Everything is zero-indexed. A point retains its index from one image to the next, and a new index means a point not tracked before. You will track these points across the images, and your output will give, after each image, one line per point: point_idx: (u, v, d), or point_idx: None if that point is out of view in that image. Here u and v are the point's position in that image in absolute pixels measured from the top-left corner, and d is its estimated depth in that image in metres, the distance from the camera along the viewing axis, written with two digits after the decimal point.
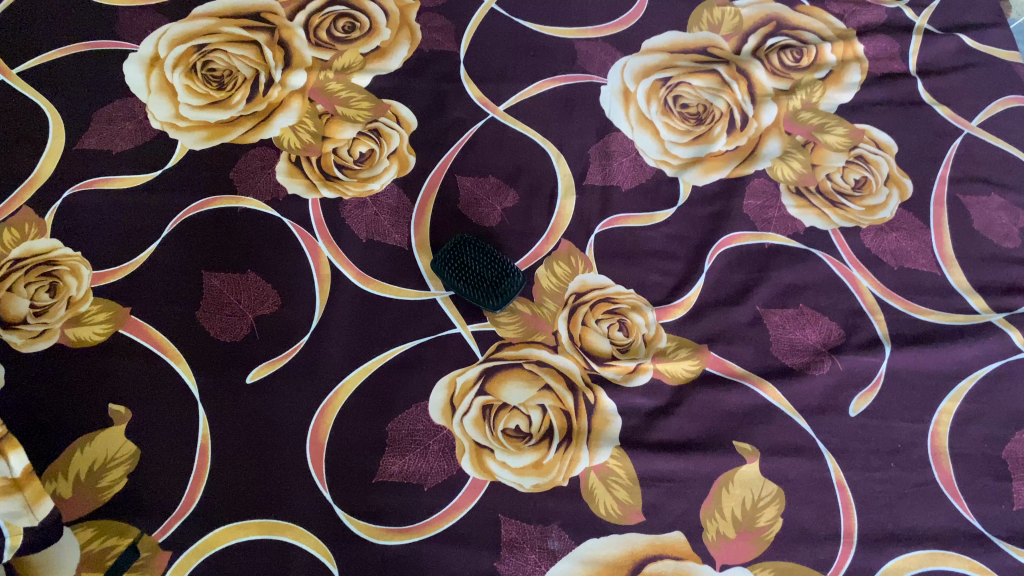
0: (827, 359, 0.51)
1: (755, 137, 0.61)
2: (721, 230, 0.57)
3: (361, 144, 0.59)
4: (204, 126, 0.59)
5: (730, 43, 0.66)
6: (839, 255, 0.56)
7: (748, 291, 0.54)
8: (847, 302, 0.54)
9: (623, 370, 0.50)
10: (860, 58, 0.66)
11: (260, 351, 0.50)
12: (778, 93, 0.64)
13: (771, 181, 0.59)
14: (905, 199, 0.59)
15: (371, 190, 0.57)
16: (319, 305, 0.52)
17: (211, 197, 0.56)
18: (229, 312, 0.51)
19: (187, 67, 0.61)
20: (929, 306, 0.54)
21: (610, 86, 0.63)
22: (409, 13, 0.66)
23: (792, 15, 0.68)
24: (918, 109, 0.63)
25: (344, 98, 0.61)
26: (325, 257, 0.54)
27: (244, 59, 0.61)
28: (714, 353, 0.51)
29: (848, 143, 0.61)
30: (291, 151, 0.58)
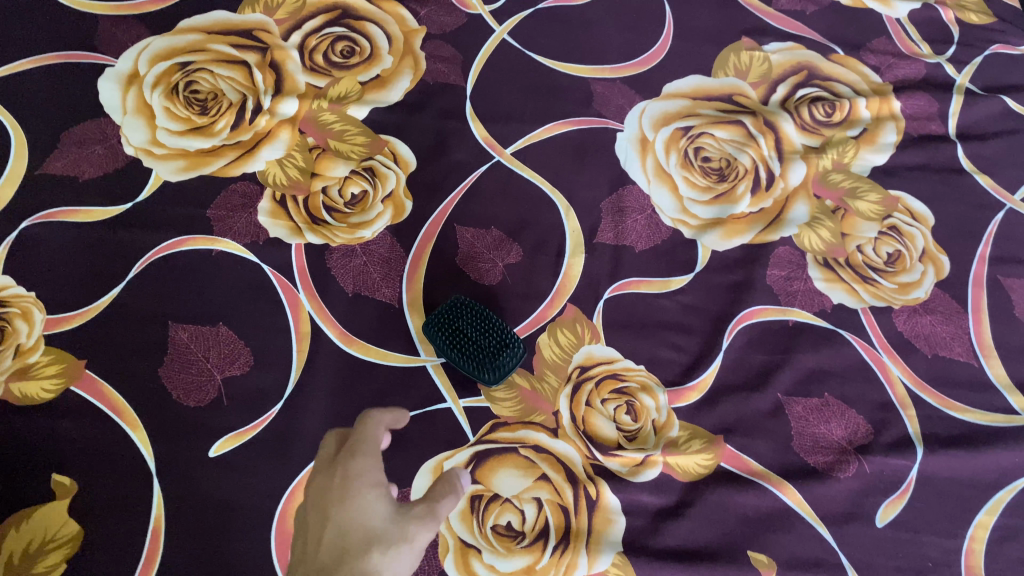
0: (853, 460, 0.47)
1: (781, 198, 0.56)
2: (742, 303, 0.52)
3: (353, 185, 0.53)
4: (183, 155, 0.54)
5: (757, 91, 0.61)
6: (868, 338, 0.51)
7: (769, 375, 0.49)
8: (877, 394, 0.49)
9: (630, 462, 0.46)
10: (896, 116, 0.61)
11: (229, 420, 0.45)
12: (808, 150, 0.59)
13: (798, 250, 0.54)
14: (941, 278, 0.54)
15: (360, 237, 0.52)
16: (296, 369, 0.47)
17: (184, 236, 0.51)
18: (194, 371, 0.46)
19: (167, 87, 0.55)
20: (965, 403, 0.50)
21: (626, 133, 0.58)
22: (414, 40, 0.60)
23: (825, 64, 0.64)
24: (957, 177, 0.59)
25: (337, 131, 0.56)
26: (306, 312, 0.49)
27: (231, 82, 0.56)
28: (730, 447, 0.47)
29: (882, 211, 0.56)
30: (276, 188, 0.53)
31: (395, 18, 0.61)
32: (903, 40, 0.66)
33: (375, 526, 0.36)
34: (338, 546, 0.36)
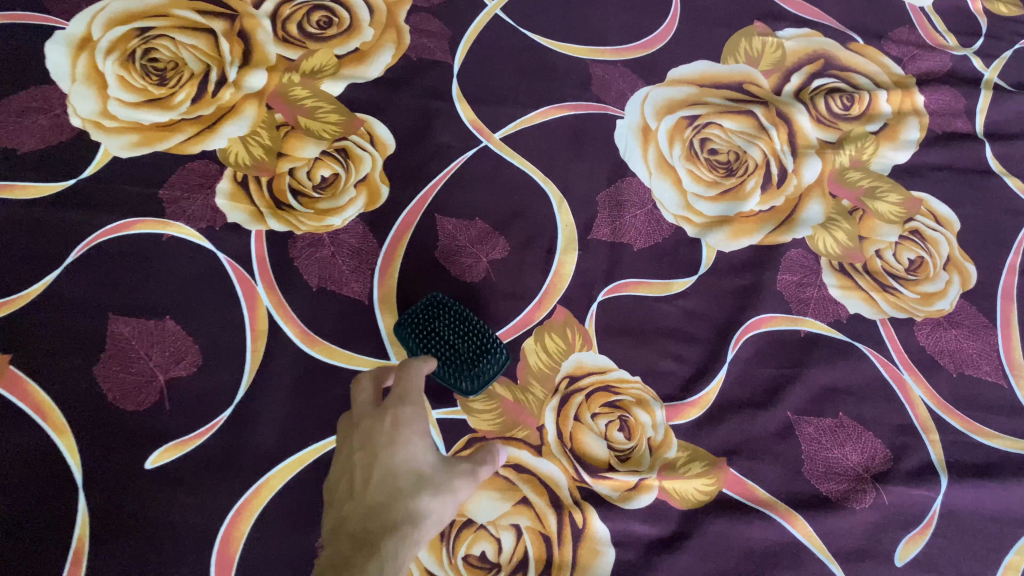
0: (870, 489, 0.42)
1: (794, 196, 0.51)
2: (750, 310, 0.47)
3: (323, 167, 0.48)
4: (136, 129, 0.49)
5: (770, 80, 0.57)
6: (888, 352, 0.47)
7: (779, 392, 0.44)
8: (897, 416, 0.44)
9: (621, 486, 0.41)
10: (919, 112, 0.56)
11: (171, 427, 0.40)
12: (823, 145, 0.54)
13: (812, 253, 0.50)
14: (968, 289, 0.49)
15: (329, 225, 0.47)
16: (250, 372, 0.42)
17: (132, 218, 0.46)
18: (135, 371, 0.41)
19: (123, 53, 0.50)
20: (993, 428, 0.45)
21: (627, 121, 0.53)
22: (398, 12, 0.55)
23: (844, 53, 0.59)
24: (986, 179, 0.54)
25: (309, 108, 0.50)
26: (264, 307, 0.44)
27: (194, 51, 0.51)
28: (734, 471, 0.42)
29: (903, 214, 0.52)
30: (237, 168, 0.48)
31: None
32: (928, 31, 0.61)
33: (423, 473, 0.37)
34: (386, 491, 0.36)
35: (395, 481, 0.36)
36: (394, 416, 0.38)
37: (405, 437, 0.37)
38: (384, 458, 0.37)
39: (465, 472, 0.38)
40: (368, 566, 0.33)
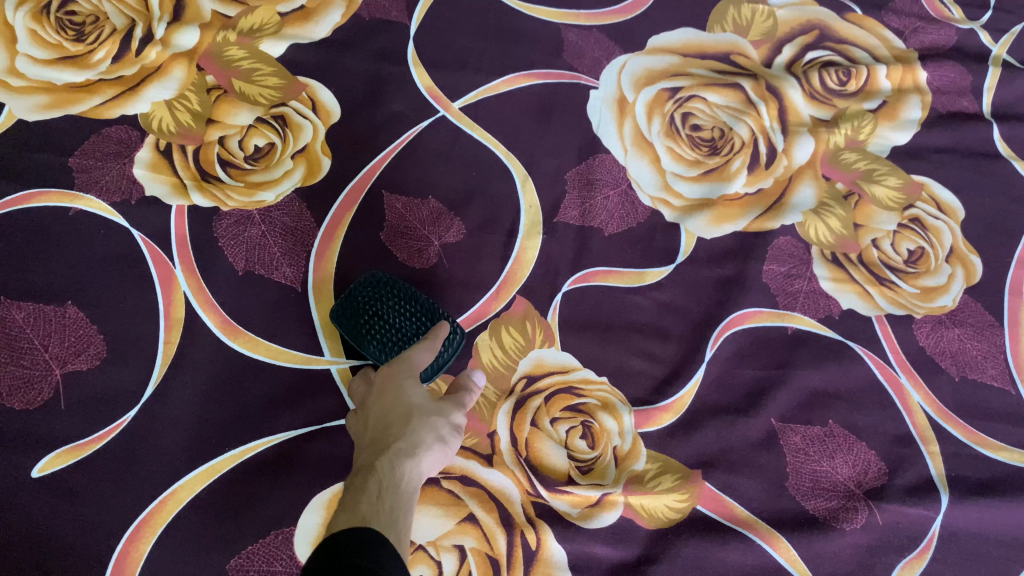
0: (862, 507, 0.37)
1: (783, 179, 0.46)
2: (731, 304, 0.42)
3: (257, 136, 0.43)
4: (47, 89, 0.43)
5: (759, 51, 0.51)
6: (883, 353, 0.42)
7: (762, 396, 0.40)
8: (893, 425, 0.40)
9: (582, 502, 0.36)
10: (921, 89, 0.51)
11: (67, 431, 0.35)
12: (817, 124, 0.49)
13: (802, 242, 0.45)
14: (972, 284, 0.45)
15: (261, 202, 0.41)
16: (160, 370, 0.37)
17: (36, 189, 0.40)
18: (26, 366, 0.35)
19: (37, 5, 0.44)
20: (1000, 439, 0.40)
21: (601, 92, 0.48)
22: None
23: (841, 24, 0.54)
24: (993, 164, 0.49)
25: (245, 70, 0.45)
26: (181, 292, 0.39)
27: (119, 4, 0.45)
28: (709, 486, 0.37)
29: (903, 200, 0.47)
30: (160, 136, 0.43)
31: None
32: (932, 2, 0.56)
33: (415, 399, 0.32)
34: (380, 424, 0.31)
35: (386, 413, 0.31)
36: (380, 373, 0.33)
37: (390, 380, 0.32)
38: (375, 403, 0.32)
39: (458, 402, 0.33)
40: (367, 483, 0.28)
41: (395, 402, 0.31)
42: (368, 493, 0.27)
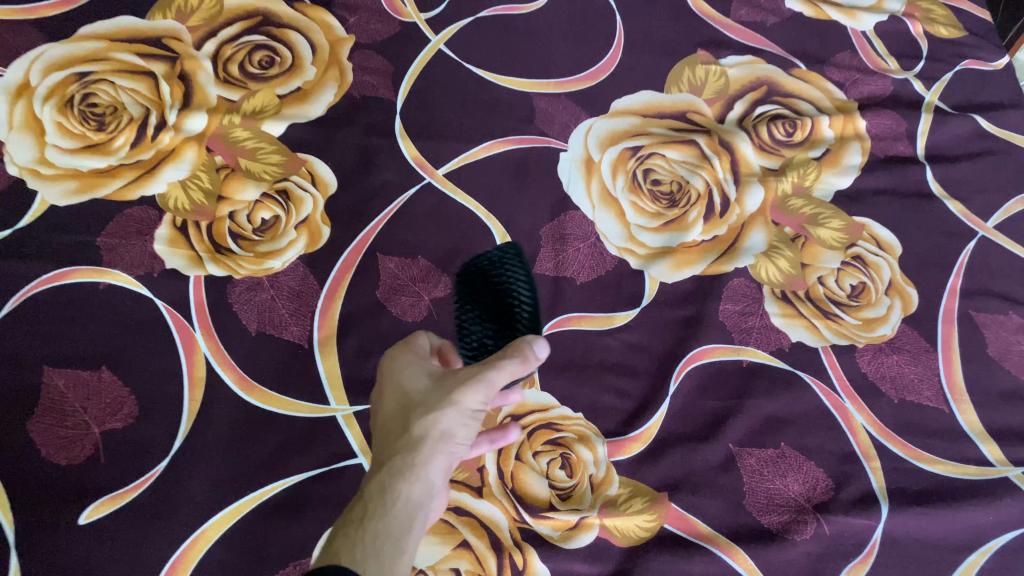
0: (811, 520, 0.42)
1: (737, 226, 0.51)
2: (692, 341, 0.47)
3: (263, 210, 0.48)
4: (74, 175, 0.49)
5: (712, 108, 0.57)
6: (829, 380, 0.47)
7: (720, 424, 0.45)
8: (839, 445, 0.45)
9: (562, 526, 0.41)
10: (861, 137, 0.57)
11: (107, 480, 0.40)
12: (766, 174, 0.54)
13: (754, 282, 0.50)
14: (909, 313, 0.50)
15: (269, 268, 0.46)
16: (186, 424, 0.42)
17: (69, 268, 0.45)
18: (69, 425, 0.40)
19: (61, 99, 0.50)
20: (935, 453, 0.45)
21: (570, 154, 0.53)
22: (341, 49, 0.55)
23: (786, 79, 0.59)
24: (927, 203, 0.54)
25: (250, 149, 0.50)
26: (201, 354, 0.44)
27: (134, 94, 0.51)
28: (676, 506, 0.42)
29: (845, 240, 0.52)
30: (176, 214, 0.48)
31: (322, 26, 0.56)
32: (869, 57, 0.62)
33: (413, 400, 0.33)
34: (385, 437, 0.33)
35: (389, 427, 0.33)
36: (391, 370, 0.36)
37: (397, 383, 0.35)
38: (386, 413, 0.34)
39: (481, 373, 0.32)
40: (355, 511, 0.30)
41: (396, 413, 0.34)
42: (352, 523, 0.30)
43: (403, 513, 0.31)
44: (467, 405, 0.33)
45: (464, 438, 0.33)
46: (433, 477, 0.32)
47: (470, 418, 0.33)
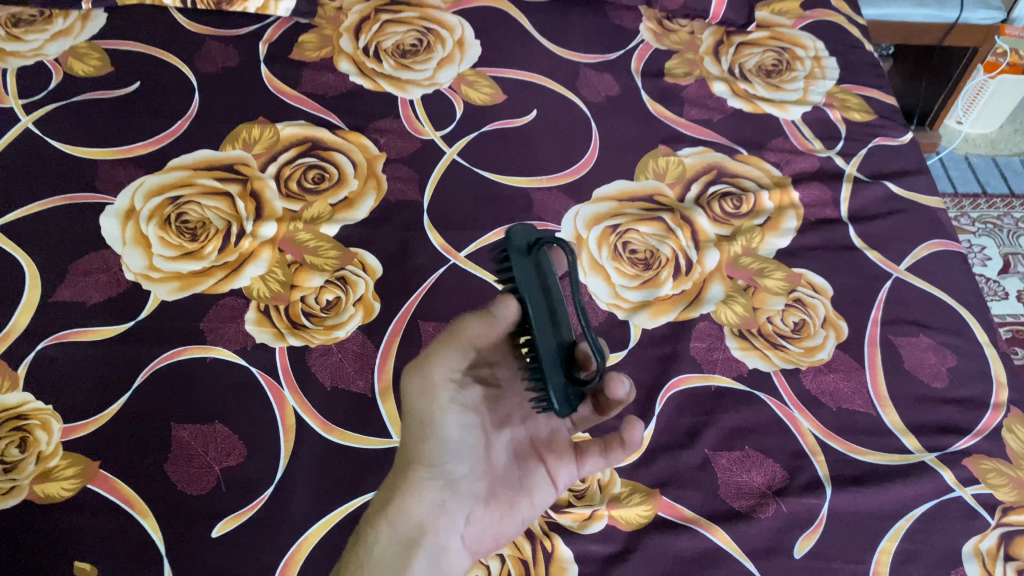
0: (771, 502, 0.54)
1: (699, 281, 0.65)
2: (670, 373, 0.60)
3: (328, 293, 0.62)
4: (177, 277, 0.62)
5: (674, 190, 0.71)
6: (781, 396, 0.59)
7: (697, 434, 0.57)
8: (790, 444, 0.57)
9: (579, 517, 0.53)
10: (795, 205, 0.71)
11: (229, 505, 0.52)
12: (720, 239, 0.68)
13: (716, 324, 0.63)
14: (841, 341, 0.63)
15: (336, 337, 0.60)
16: (284, 458, 0.54)
17: (181, 346, 0.58)
18: (197, 465, 0.53)
19: (161, 219, 0.64)
20: (867, 447, 0.57)
21: (563, 233, 0.67)
22: (375, 165, 0.70)
23: (732, 163, 0.73)
24: (850, 254, 0.68)
25: (312, 247, 0.64)
26: (291, 406, 0.56)
27: (217, 210, 0.65)
28: (666, 498, 0.54)
29: (787, 286, 0.65)
30: (260, 300, 0.61)
31: (359, 147, 0.71)
32: (799, 139, 0.76)
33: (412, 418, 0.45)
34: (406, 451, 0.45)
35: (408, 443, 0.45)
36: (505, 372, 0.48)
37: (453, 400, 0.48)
38: None
39: (414, 399, 0.43)
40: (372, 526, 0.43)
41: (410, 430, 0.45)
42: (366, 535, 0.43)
43: (395, 536, 0.42)
44: (423, 430, 0.43)
45: (439, 454, 0.43)
46: (421, 501, 0.43)
47: (429, 436, 0.43)
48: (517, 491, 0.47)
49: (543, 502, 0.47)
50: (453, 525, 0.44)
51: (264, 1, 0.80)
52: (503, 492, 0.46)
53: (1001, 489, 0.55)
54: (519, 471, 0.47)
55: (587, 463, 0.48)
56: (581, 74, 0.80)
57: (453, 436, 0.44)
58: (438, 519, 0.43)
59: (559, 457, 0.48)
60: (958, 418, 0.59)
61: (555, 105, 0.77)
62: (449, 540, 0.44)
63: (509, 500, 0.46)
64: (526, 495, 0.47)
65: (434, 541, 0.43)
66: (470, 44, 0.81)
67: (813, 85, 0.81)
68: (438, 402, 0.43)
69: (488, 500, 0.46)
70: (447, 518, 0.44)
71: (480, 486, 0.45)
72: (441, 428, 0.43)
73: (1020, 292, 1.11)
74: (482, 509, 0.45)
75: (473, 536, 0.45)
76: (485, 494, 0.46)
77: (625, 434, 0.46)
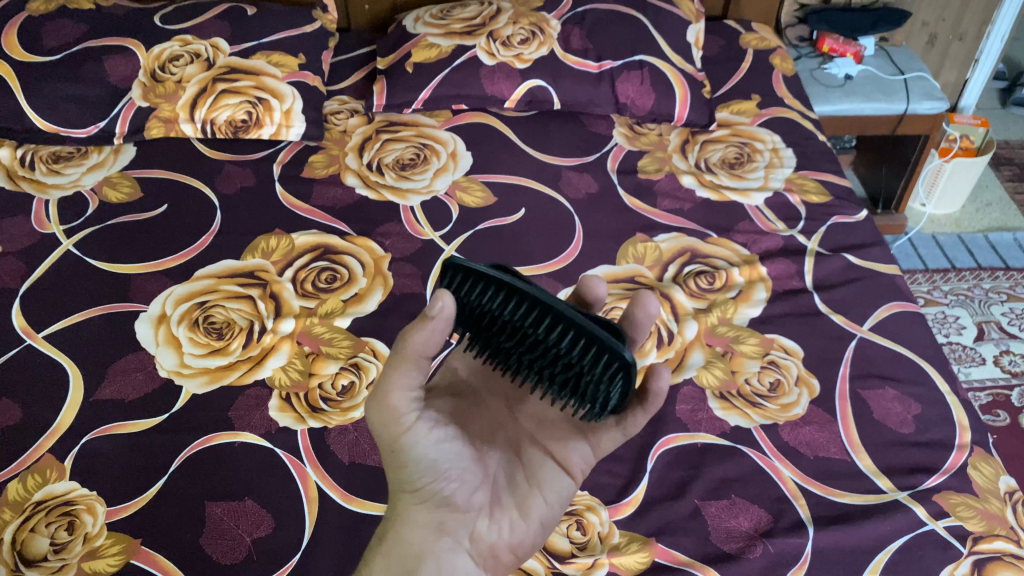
0: (758, 543, 0.58)
1: (680, 349, 0.71)
2: (659, 433, 0.65)
3: (343, 377, 0.68)
4: (205, 371, 0.68)
5: (653, 271, 0.78)
6: (762, 448, 0.65)
7: (686, 486, 0.62)
8: (773, 491, 0.62)
9: (582, 566, 0.57)
10: (764, 278, 0.78)
11: (259, 571, 0.56)
12: (697, 312, 0.75)
13: (699, 387, 0.69)
14: (814, 396, 0.68)
15: (352, 417, 0.65)
16: (308, 528, 0.59)
17: (212, 433, 0.64)
18: (229, 538, 0.58)
19: (190, 322, 0.71)
20: (844, 489, 0.62)
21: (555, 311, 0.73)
22: (381, 264, 0.78)
23: (704, 245, 0.81)
24: (817, 319, 0.75)
25: (327, 338, 0.71)
26: (313, 481, 0.61)
27: (240, 311, 0.72)
28: (661, 544, 0.58)
29: (761, 350, 0.71)
30: (282, 388, 0.67)
31: (366, 250, 0.79)
32: (763, 221, 0.84)
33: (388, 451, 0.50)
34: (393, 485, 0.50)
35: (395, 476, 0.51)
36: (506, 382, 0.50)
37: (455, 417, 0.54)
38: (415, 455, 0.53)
39: (381, 430, 0.48)
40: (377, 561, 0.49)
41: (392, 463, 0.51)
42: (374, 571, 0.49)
43: (390, 568, 0.48)
44: (394, 459, 0.48)
45: (424, 481, 0.48)
46: (416, 530, 0.49)
47: (402, 461, 0.48)
48: (519, 500, 0.52)
49: (556, 495, 0.52)
50: (454, 545, 0.49)
51: (276, 128, 0.91)
52: (507, 498, 0.52)
53: (970, 520, 0.60)
54: (519, 477, 0.53)
55: (628, 423, 0.51)
56: (562, 175, 0.89)
57: (432, 457, 0.48)
58: (436, 544, 0.48)
59: (564, 445, 0.53)
60: (926, 459, 0.64)
61: (540, 203, 0.85)
62: (453, 559, 0.49)
63: (513, 508, 0.51)
64: (533, 494, 0.52)
65: (435, 566, 0.48)
66: (462, 155, 0.90)
67: (772, 173, 0.90)
68: (397, 424, 0.47)
69: (491, 511, 0.51)
70: (446, 541, 0.49)
71: (478, 499, 0.51)
72: (417, 453, 0.48)
73: (996, 357, 1.16)
74: (485, 521, 0.50)
75: (481, 551, 0.50)
76: (486, 506, 0.51)
77: (649, 386, 0.49)
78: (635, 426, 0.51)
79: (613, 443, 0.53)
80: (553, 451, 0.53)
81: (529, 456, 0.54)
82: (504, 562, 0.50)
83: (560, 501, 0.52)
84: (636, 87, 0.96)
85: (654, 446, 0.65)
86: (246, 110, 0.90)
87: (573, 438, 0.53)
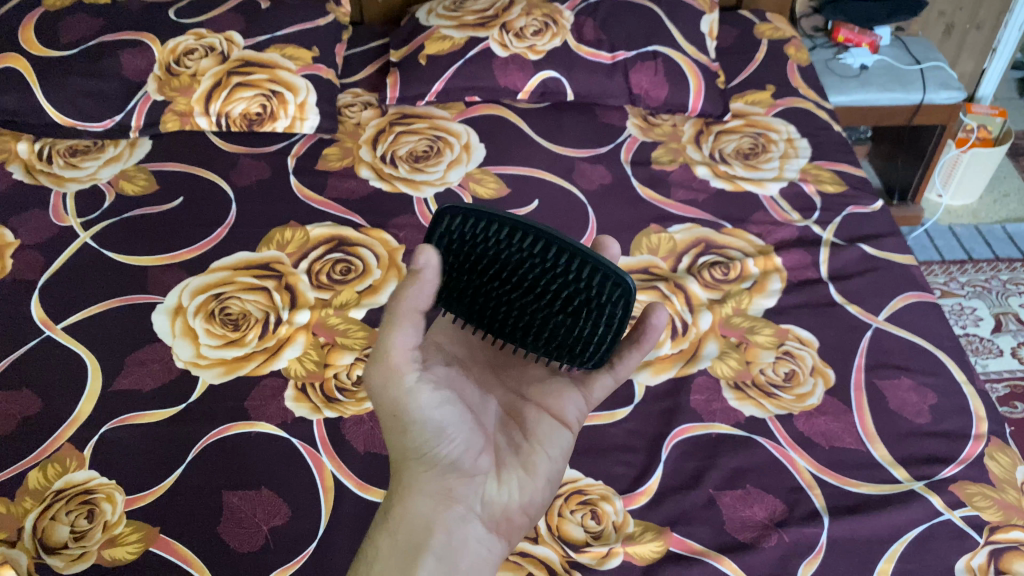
0: (773, 532, 0.58)
1: (695, 340, 0.71)
2: (673, 424, 0.65)
3: (358, 368, 0.68)
4: (222, 362, 0.68)
5: (667, 262, 0.78)
6: (777, 438, 0.64)
7: (701, 476, 0.62)
8: (788, 481, 0.62)
9: (597, 555, 0.57)
10: (779, 269, 0.78)
11: (276, 559, 0.56)
12: (712, 302, 0.74)
13: (713, 378, 0.69)
14: (830, 386, 0.68)
15: (367, 407, 0.66)
16: (324, 517, 0.59)
17: (229, 423, 0.64)
18: (246, 526, 0.58)
19: (206, 313, 0.72)
20: (859, 479, 0.62)
21: None
22: (396, 255, 0.78)
23: (718, 236, 0.81)
24: (832, 309, 0.74)
25: (342, 329, 0.71)
26: (329, 470, 0.62)
27: (256, 303, 0.73)
28: (676, 534, 0.58)
29: (776, 341, 0.71)
30: (297, 378, 0.68)
31: (381, 242, 0.79)
32: (778, 211, 0.84)
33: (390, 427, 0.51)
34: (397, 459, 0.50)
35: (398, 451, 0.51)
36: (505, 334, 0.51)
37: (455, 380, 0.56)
38: None
39: (379, 396, 0.49)
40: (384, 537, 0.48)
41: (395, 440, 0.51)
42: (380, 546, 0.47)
43: (400, 542, 0.46)
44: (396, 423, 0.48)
45: (426, 443, 0.48)
46: (421, 501, 0.48)
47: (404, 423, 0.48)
48: (522, 459, 0.52)
49: (556, 451, 0.53)
50: (463, 511, 0.48)
51: (291, 121, 0.91)
52: (511, 459, 0.52)
53: (987, 510, 0.60)
54: (517, 437, 0.53)
55: (620, 366, 0.55)
56: (576, 167, 0.89)
57: (433, 417, 0.48)
58: (444, 512, 0.48)
59: (561, 398, 0.55)
60: (942, 449, 0.64)
61: (553, 194, 0.85)
62: (463, 525, 0.48)
63: (517, 467, 0.51)
64: (537, 451, 0.52)
65: (445, 533, 0.47)
66: (476, 147, 0.90)
67: (787, 164, 0.89)
68: (396, 386, 0.48)
69: (499, 474, 0.51)
70: (455, 508, 0.48)
71: (484, 463, 0.50)
72: (421, 414, 0.48)
73: (1014, 349, 1.15)
74: (493, 485, 0.50)
75: (492, 514, 0.49)
76: (492, 471, 0.50)
77: (647, 321, 0.54)
78: (626, 368, 0.55)
79: (605, 390, 0.56)
80: (548, 406, 0.55)
81: (526, 414, 0.55)
82: (518, 523, 0.50)
83: (561, 455, 0.53)
84: (650, 77, 0.96)
85: (668, 437, 0.64)
86: (260, 104, 0.91)
87: (567, 391, 0.56)
